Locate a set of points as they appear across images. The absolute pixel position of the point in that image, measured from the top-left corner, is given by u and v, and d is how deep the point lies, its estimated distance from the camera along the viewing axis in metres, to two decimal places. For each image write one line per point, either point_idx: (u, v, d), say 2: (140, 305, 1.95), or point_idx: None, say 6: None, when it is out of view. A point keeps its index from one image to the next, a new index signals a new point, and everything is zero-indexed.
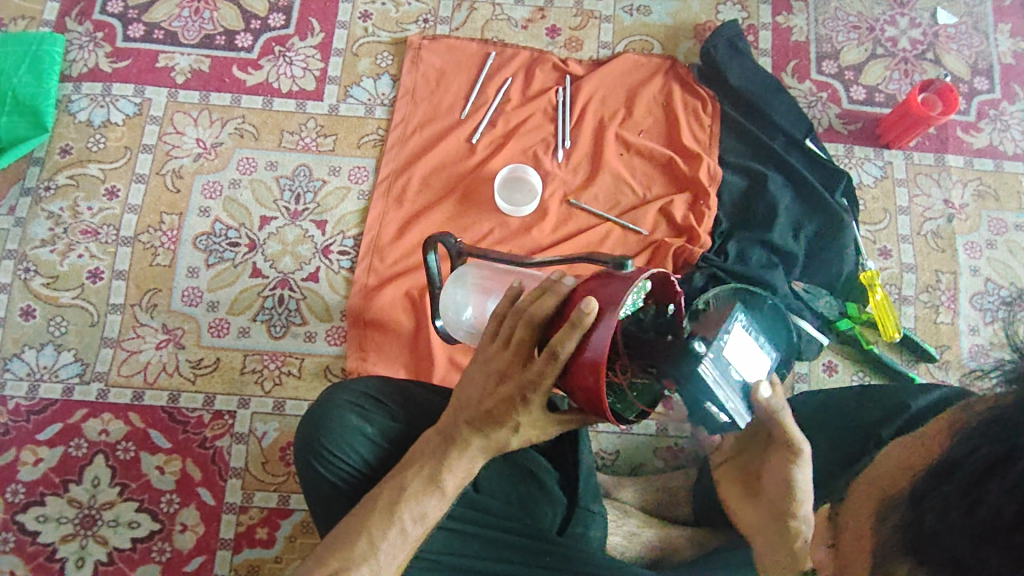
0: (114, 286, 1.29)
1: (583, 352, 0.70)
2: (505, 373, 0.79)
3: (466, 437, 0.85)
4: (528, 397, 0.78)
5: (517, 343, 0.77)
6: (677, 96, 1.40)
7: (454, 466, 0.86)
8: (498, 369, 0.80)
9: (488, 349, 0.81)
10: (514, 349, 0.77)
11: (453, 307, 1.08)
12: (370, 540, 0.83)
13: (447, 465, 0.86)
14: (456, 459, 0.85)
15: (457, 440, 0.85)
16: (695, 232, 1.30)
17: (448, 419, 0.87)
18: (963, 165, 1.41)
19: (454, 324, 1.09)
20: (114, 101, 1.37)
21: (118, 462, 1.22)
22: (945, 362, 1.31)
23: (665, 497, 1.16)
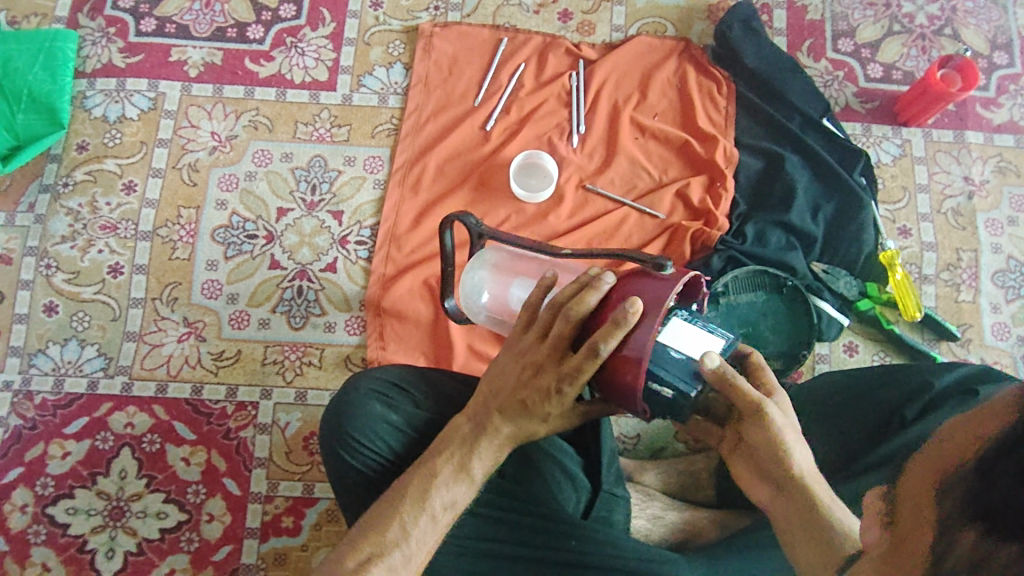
0: (134, 281, 1.30)
1: (623, 349, 0.75)
2: (542, 366, 0.83)
3: (496, 424, 0.87)
4: (563, 389, 0.81)
5: (555, 336, 0.81)
6: (691, 78, 1.38)
7: (484, 454, 0.87)
8: (535, 360, 0.84)
9: (525, 342, 0.85)
10: (552, 344, 0.81)
11: (470, 289, 1.10)
12: (402, 525, 0.84)
13: (476, 452, 0.87)
14: (485, 445, 0.87)
15: (488, 428, 0.87)
16: (713, 215, 1.30)
17: (479, 408, 0.89)
18: (983, 141, 1.39)
19: (469, 305, 1.11)
20: (128, 96, 1.38)
21: (144, 454, 1.23)
22: (967, 340, 1.30)
23: (687, 479, 1.16)
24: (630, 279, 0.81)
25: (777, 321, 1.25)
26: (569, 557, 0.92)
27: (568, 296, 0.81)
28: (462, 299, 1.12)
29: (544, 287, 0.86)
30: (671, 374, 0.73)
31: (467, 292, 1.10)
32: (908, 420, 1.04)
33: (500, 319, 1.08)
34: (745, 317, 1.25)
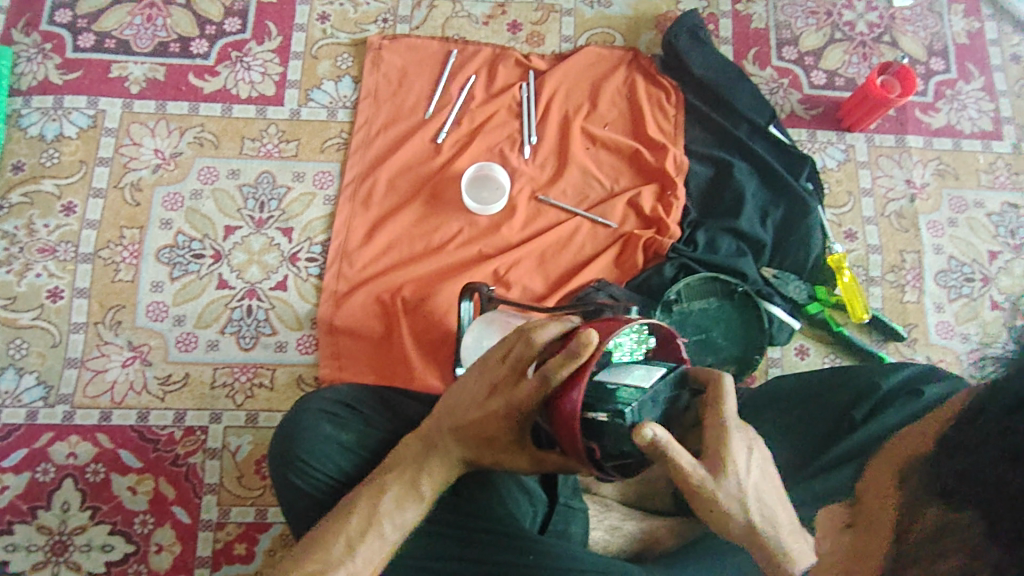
0: (75, 305, 1.26)
1: (569, 387, 0.70)
2: (497, 389, 0.83)
3: (447, 444, 0.87)
4: (512, 415, 0.80)
5: (514, 360, 0.81)
6: (640, 88, 1.40)
7: (435, 473, 0.87)
8: (492, 381, 0.84)
9: (487, 364, 0.86)
10: (510, 365, 0.81)
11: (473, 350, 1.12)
12: (348, 542, 0.83)
13: (425, 471, 0.86)
14: (437, 465, 0.86)
15: (437, 447, 0.87)
16: (664, 223, 1.31)
17: (432, 428, 0.88)
18: (923, 145, 1.43)
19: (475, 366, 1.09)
20: (66, 114, 1.33)
21: (88, 485, 1.19)
22: (913, 340, 1.33)
23: (645, 488, 1.14)
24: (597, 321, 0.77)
25: (730, 327, 1.27)
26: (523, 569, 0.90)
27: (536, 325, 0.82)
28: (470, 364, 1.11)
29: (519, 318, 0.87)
30: (637, 413, 0.68)
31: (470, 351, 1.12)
32: (857, 421, 1.05)
33: None
34: (700, 324, 1.26)
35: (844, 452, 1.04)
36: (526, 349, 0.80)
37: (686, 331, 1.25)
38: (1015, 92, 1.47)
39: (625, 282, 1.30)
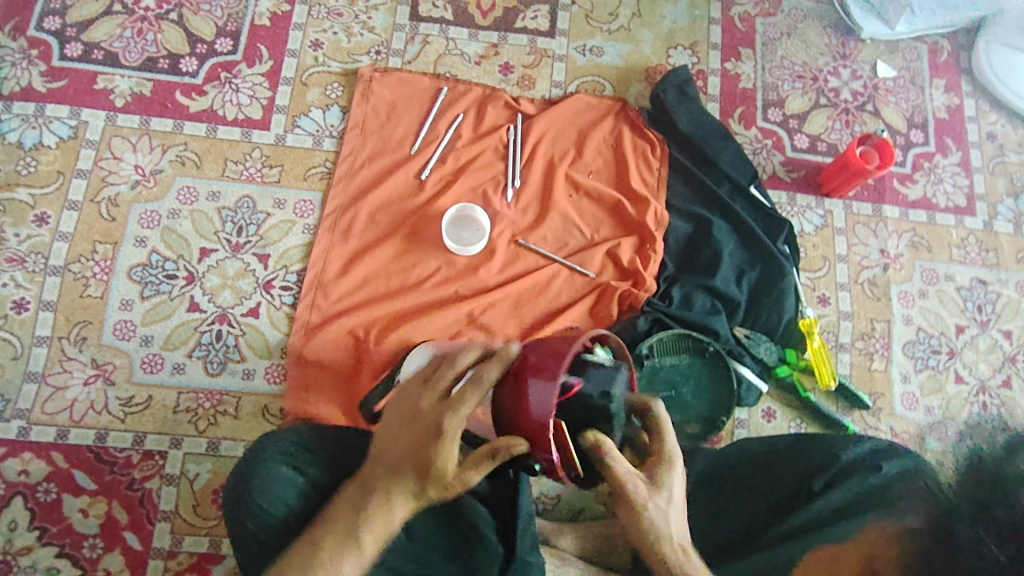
0: (40, 317, 1.24)
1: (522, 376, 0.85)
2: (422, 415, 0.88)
3: (386, 482, 0.87)
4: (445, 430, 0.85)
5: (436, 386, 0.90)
6: (626, 138, 1.41)
7: (378, 511, 0.86)
8: (415, 410, 0.89)
9: (405, 400, 0.92)
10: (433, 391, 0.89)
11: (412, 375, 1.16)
12: None
13: (368, 510, 0.86)
14: (380, 504, 0.87)
15: (377, 486, 0.87)
16: (641, 276, 1.32)
17: (370, 467, 0.90)
18: (898, 215, 1.46)
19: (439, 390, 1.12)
20: (47, 123, 1.32)
21: (38, 504, 1.17)
22: (877, 409, 1.36)
23: (604, 543, 1.15)
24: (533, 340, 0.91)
25: (699, 385, 1.27)
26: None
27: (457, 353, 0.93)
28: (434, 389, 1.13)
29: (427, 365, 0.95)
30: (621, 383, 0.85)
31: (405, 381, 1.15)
32: (816, 491, 1.06)
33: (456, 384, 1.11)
34: (669, 380, 1.27)
35: (800, 522, 1.04)
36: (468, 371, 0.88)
37: (655, 388, 1.26)
38: (990, 169, 1.51)
39: (597, 332, 1.30)
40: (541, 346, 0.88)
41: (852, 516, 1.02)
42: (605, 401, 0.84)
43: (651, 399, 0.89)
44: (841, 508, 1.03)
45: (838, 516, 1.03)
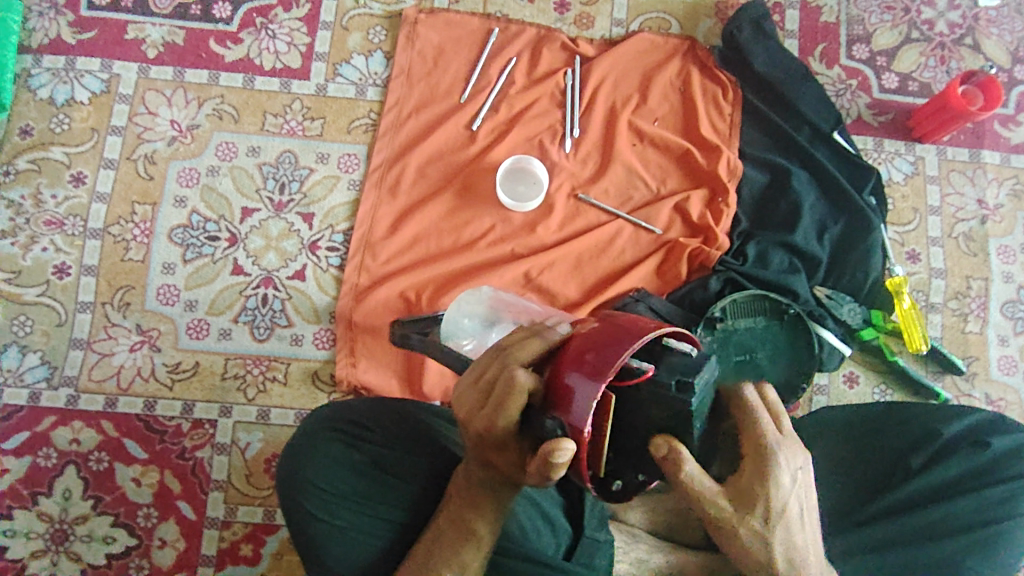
0: (82, 283, 1.19)
1: (565, 359, 0.72)
2: (473, 416, 0.75)
3: (478, 496, 0.81)
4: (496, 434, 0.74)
5: (483, 377, 0.75)
6: (695, 81, 1.28)
7: (486, 515, 0.82)
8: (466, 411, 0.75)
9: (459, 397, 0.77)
10: (477, 386, 0.75)
11: (453, 325, 0.97)
12: None
13: (477, 515, 0.81)
14: (485, 508, 0.81)
15: (471, 498, 0.82)
16: (713, 233, 1.21)
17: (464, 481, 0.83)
18: (999, 162, 1.31)
19: (473, 334, 0.95)
20: (78, 77, 1.25)
21: (90, 474, 1.14)
22: (972, 374, 1.24)
23: (676, 519, 1.02)
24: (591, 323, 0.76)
25: (777, 347, 1.17)
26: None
27: (513, 343, 0.76)
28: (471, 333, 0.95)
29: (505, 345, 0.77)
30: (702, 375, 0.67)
31: (448, 332, 0.96)
32: (913, 470, 0.96)
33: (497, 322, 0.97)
34: (744, 343, 1.16)
35: (894, 502, 0.95)
36: (512, 371, 0.73)
37: (728, 352, 1.15)
38: None
39: (665, 294, 1.21)
40: (599, 335, 0.71)
41: (952, 497, 0.94)
42: (680, 392, 0.66)
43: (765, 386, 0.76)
44: (941, 488, 0.95)
45: (937, 497, 0.95)
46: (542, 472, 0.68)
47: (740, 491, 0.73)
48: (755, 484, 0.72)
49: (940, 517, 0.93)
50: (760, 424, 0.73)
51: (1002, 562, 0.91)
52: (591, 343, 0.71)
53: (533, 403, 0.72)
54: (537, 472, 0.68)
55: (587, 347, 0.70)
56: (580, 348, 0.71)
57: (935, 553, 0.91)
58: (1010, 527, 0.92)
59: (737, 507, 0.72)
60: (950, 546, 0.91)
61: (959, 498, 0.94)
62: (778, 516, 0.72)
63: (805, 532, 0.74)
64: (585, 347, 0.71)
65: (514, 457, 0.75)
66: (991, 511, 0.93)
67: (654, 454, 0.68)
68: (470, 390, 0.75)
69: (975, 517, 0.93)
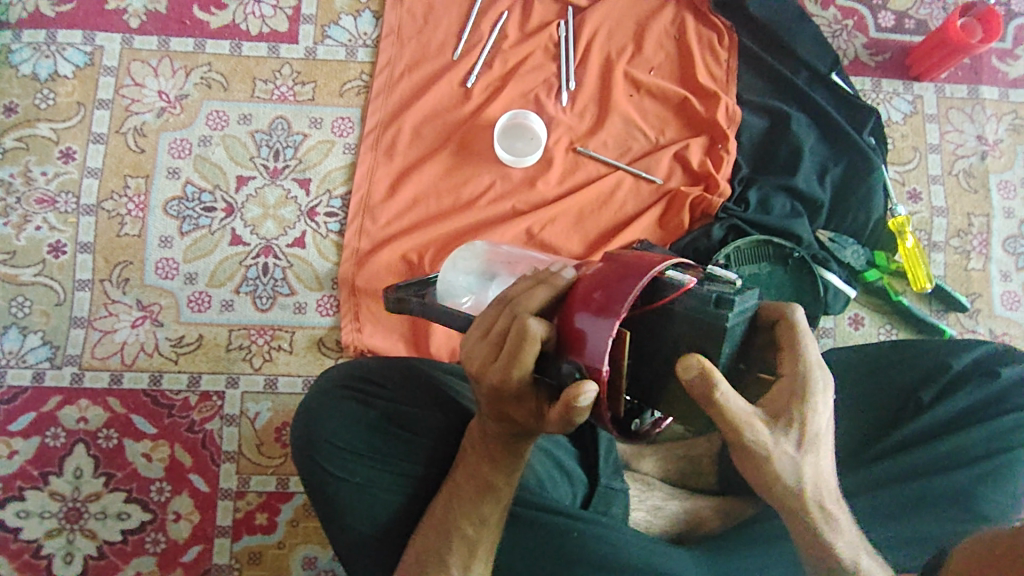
0: (79, 260, 1.17)
1: (577, 301, 0.66)
2: (485, 370, 0.68)
3: (494, 450, 0.78)
4: (510, 387, 0.68)
5: (494, 329, 0.68)
6: (690, 27, 1.26)
7: (503, 468, 0.79)
8: (477, 363, 0.69)
9: (466, 350, 0.70)
10: (487, 340, 0.68)
11: (450, 283, 0.91)
12: (431, 548, 0.80)
13: (495, 468, 0.79)
14: (502, 460, 0.78)
15: (488, 453, 0.79)
16: (714, 180, 1.20)
17: (478, 435, 0.80)
18: (997, 97, 1.31)
19: (471, 289, 0.90)
20: (61, 51, 1.22)
21: (100, 451, 1.13)
22: (976, 311, 1.25)
23: (688, 466, 1.04)
24: (596, 262, 0.70)
25: (782, 293, 1.16)
26: (563, 546, 0.83)
27: (520, 292, 0.69)
28: (469, 289, 0.90)
29: (508, 294, 0.71)
30: (745, 300, 0.64)
31: (446, 292, 0.90)
32: (925, 404, 0.94)
33: (494, 276, 0.92)
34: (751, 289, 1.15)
35: (904, 438, 0.93)
36: (524, 319, 0.66)
37: None
38: None
39: (669, 243, 1.20)
40: (609, 273, 0.66)
41: (964, 428, 0.92)
42: (721, 308, 0.62)
43: (789, 306, 0.67)
44: (951, 421, 0.93)
45: (946, 430, 0.93)
46: (565, 418, 0.64)
47: (775, 413, 0.65)
48: (791, 404, 0.65)
49: (952, 448, 0.90)
50: (801, 343, 0.66)
51: (1013, 490, 0.89)
52: (598, 282, 0.66)
53: (546, 350, 0.67)
54: (559, 419, 0.65)
55: (596, 286, 0.65)
56: (588, 287, 0.66)
57: (951, 484, 0.88)
58: (1022, 455, 0.90)
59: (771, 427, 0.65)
60: (961, 478, 0.88)
61: (970, 429, 0.91)
62: (812, 442, 0.66)
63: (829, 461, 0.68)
64: (598, 287, 0.65)
65: (531, 407, 0.71)
66: (1002, 441, 0.91)
67: (683, 375, 0.60)
68: (481, 343, 0.69)
69: (986, 447, 0.90)
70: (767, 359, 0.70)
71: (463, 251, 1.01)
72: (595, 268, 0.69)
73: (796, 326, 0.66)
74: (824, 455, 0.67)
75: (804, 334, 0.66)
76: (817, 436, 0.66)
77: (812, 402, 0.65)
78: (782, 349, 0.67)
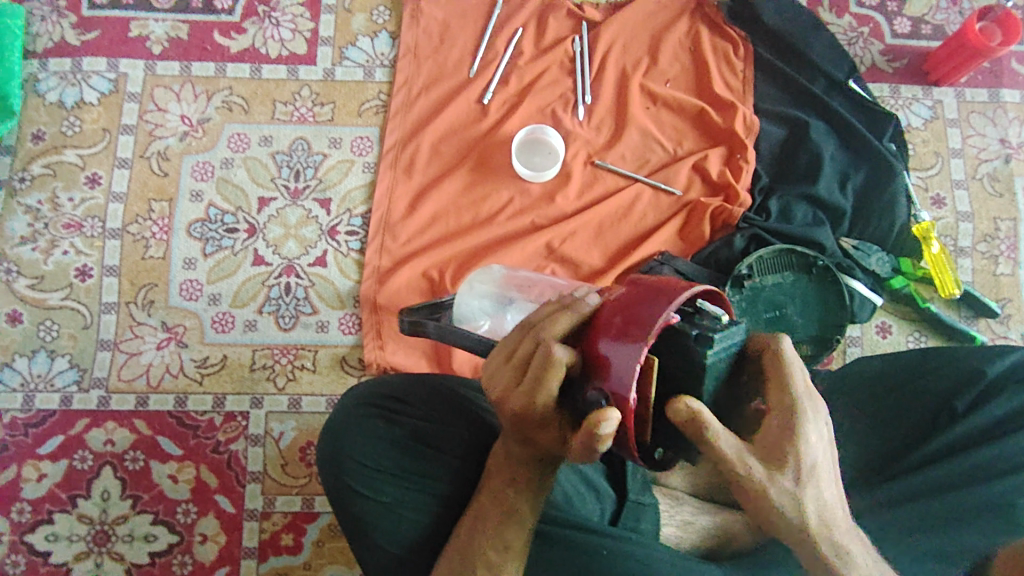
0: (105, 284, 1.19)
1: (602, 330, 0.65)
2: (509, 395, 0.68)
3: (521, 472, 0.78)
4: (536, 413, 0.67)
5: (519, 355, 0.67)
6: (705, 38, 1.26)
7: (530, 491, 0.78)
8: (501, 387, 0.68)
9: (490, 375, 0.70)
10: (512, 364, 0.67)
11: (464, 308, 0.92)
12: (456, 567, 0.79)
13: (524, 488, 0.78)
14: (529, 482, 0.78)
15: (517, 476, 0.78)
16: (734, 190, 1.19)
17: (503, 457, 0.80)
18: (1019, 100, 1.29)
19: (484, 314, 0.91)
20: (86, 78, 1.24)
21: (127, 473, 1.14)
22: (1006, 317, 1.22)
23: (720, 480, 0.99)
24: (621, 287, 0.69)
25: (806, 302, 1.15)
26: (593, 564, 0.82)
27: (544, 318, 0.69)
28: (482, 314, 0.91)
29: (531, 319, 0.70)
30: (727, 335, 0.63)
31: (460, 316, 0.91)
32: (958, 414, 0.91)
33: (506, 302, 0.93)
34: (774, 300, 1.15)
35: (939, 448, 0.90)
36: (549, 346, 0.66)
37: (757, 309, 1.14)
38: None
39: (690, 255, 1.19)
40: (634, 302, 0.65)
41: (1001, 437, 0.89)
42: (699, 345, 0.62)
43: (774, 339, 0.66)
44: (987, 430, 0.90)
45: (985, 439, 0.90)
46: (587, 447, 0.63)
47: (770, 447, 0.64)
48: (783, 437, 0.64)
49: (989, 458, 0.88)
50: (788, 375, 0.65)
51: None
52: (624, 311, 0.65)
53: (572, 375, 0.67)
54: (582, 448, 0.64)
55: (621, 317, 0.65)
56: (613, 318, 0.66)
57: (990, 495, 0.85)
58: None
59: (765, 464, 0.63)
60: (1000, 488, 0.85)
61: (1011, 435, 0.88)
62: (810, 474, 0.63)
63: (837, 492, 0.66)
64: (623, 319, 0.64)
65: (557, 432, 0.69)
66: None
67: (674, 419, 0.60)
68: (506, 367, 0.68)
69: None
70: (753, 392, 0.68)
71: (480, 276, 1.03)
72: (619, 294, 0.68)
73: (781, 358, 0.65)
74: (829, 488, 0.65)
75: (789, 367, 0.65)
76: (816, 468, 0.64)
77: (804, 434, 0.63)
78: (769, 381, 0.66)
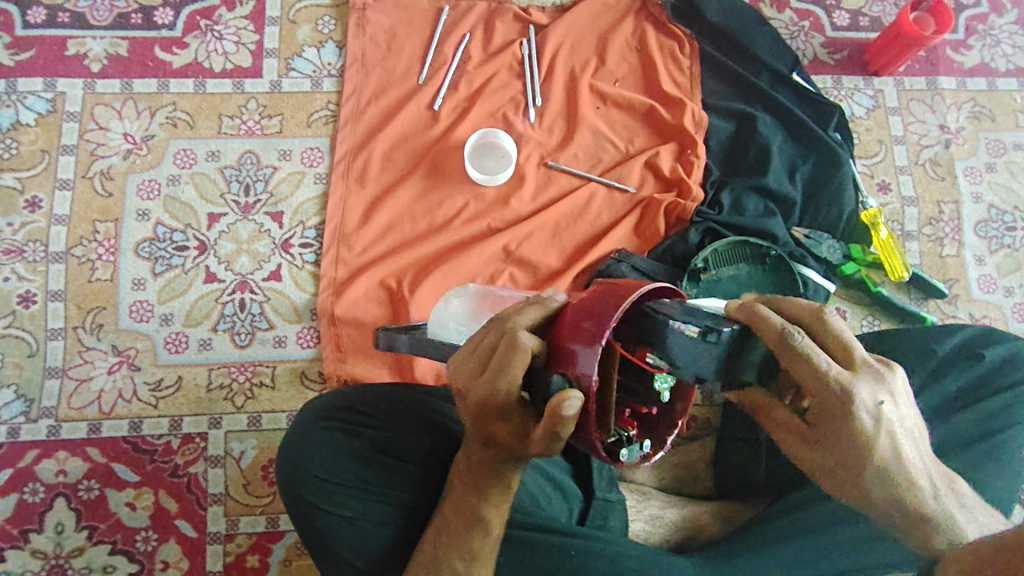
0: (50, 309, 1.15)
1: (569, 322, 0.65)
2: (472, 385, 0.67)
3: (487, 477, 0.76)
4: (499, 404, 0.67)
5: (483, 345, 0.67)
6: (651, 38, 1.28)
7: (493, 498, 0.77)
8: (465, 378, 0.68)
9: (456, 365, 0.69)
10: (476, 354, 0.67)
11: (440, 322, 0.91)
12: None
13: (488, 497, 0.77)
14: (492, 489, 0.76)
15: (483, 481, 0.76)
16: (686, 185, 1.21)
17: (466, 465, 0.78)
18: (955, 86, 1.33)
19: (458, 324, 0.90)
20: (22, 99, 1.20)
21: (82, 504, 1.10)
22: (955, 296, 1.26)
23: (684, 473, 1.03)
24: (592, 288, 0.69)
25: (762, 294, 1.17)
26: (561, 566, 0.81)
27: (513, 311, 0.69)
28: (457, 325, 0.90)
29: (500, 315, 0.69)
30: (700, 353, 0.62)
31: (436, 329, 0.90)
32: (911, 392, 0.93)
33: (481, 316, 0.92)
34: (730, 292, 1.16)
35: None
36: (513, 333, 0.65)
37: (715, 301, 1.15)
38: None
39: (647, 251, 1.20)
40: (600, 296, 0.66)
41: (953, 414, 0.91)
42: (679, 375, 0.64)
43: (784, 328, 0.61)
44: (940, 407, 0.92)
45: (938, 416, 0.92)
46: (550, 431, 0.62)
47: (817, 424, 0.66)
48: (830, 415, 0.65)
49: (944, 435, 0.89)
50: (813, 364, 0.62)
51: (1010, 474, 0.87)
52: (586, 310, 0.64)
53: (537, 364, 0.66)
54: (545, 436, 0.63)
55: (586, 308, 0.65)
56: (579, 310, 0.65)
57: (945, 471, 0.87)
58: (1013, 436, 0.89)
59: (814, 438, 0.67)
60: (955, 464, 0.87)
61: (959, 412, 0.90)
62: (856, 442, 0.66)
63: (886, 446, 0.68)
64: (588, 310, 0.64)
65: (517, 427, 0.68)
66: (991, 423, 0.89)
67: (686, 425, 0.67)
68: (471, 358, 0.68)
69: (976, 430, 0.89)
70: (786, 389, 0.67)
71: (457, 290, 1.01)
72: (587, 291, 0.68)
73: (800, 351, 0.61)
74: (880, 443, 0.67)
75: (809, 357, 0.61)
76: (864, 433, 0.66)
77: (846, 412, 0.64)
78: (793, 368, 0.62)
